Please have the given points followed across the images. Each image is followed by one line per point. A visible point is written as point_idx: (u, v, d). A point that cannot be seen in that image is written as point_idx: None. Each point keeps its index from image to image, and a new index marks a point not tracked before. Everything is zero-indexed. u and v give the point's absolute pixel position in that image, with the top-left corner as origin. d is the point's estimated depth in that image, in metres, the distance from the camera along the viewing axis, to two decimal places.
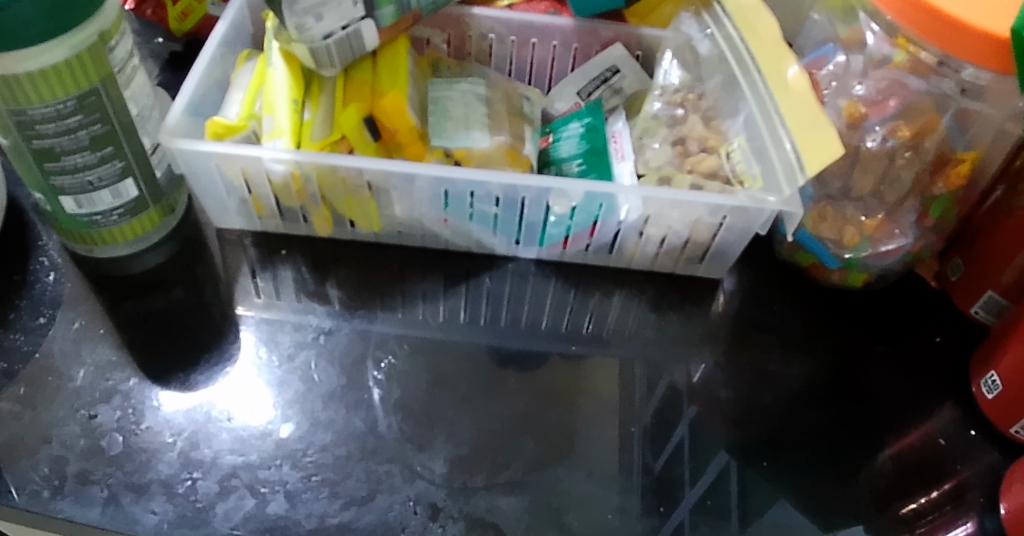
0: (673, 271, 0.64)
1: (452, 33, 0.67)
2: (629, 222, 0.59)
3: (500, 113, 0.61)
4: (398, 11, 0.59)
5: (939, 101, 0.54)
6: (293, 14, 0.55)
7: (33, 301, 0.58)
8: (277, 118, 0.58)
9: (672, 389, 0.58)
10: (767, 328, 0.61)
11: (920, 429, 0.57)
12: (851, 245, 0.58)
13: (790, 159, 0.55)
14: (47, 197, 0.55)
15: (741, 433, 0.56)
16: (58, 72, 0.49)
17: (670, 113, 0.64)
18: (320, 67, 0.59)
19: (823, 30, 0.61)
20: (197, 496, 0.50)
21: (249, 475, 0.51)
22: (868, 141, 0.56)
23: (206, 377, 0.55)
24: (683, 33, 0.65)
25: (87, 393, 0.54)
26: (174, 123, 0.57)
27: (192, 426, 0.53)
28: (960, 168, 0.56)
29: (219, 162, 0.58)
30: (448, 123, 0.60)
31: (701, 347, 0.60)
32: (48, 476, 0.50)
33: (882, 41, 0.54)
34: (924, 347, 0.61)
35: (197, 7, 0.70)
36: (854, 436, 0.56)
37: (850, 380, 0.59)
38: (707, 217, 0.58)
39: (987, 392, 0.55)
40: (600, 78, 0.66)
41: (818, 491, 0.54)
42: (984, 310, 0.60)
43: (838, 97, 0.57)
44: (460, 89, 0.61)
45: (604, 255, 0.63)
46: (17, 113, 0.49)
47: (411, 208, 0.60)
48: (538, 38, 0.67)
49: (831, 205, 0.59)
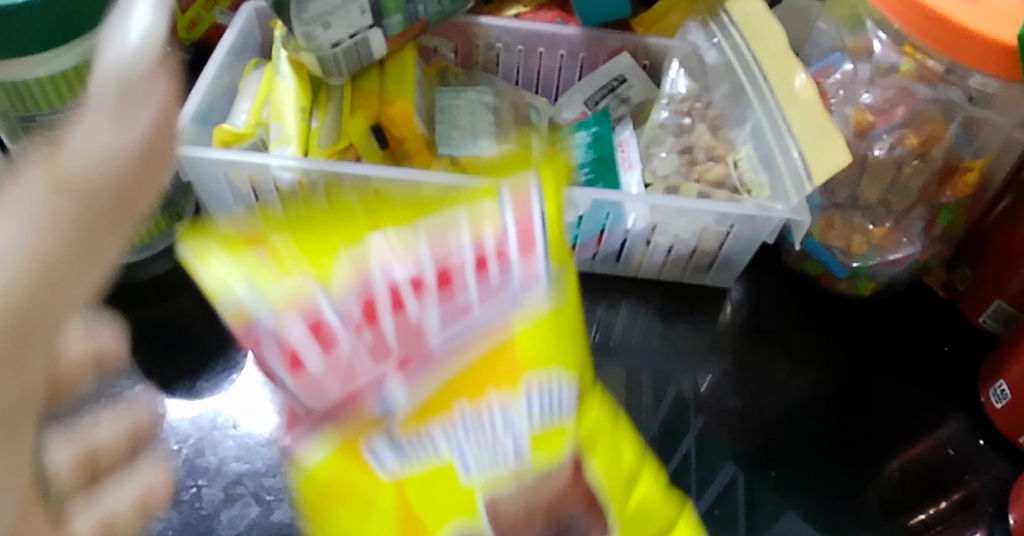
0: (681, 280, 0.63)
1: (459, 42, 0.67)
2: (637, 230, 0.59)
3: (507, 122, 0.62)
4: (406, 20, 0.59)
5: (946, 108, 0.54)
6: (303, 22, 0.55)
7: None
8: (284, 126, 0.58)
9: (680, 400, 0.58)
10: (775, 338, 0.61)
11: (929, 440, 0.56)
12: (860, 253, 0.58)
13: (797, 167, 0.55)
14: None
15: (749, 443, 0.56)
16: (65, 78, 0.49)
17: (678, 122, 0.64)
18: (328, 76, 0.59)
19: (830, 39, 0.61)
20: (202, 503, 0.51)
21: (255, 482, 0.52)
22: (875, 149, 0.56)
23: (211, 384, 0.56)
24: (690, 43, 0.65)
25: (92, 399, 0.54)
26: (181, 131, 0.57)
27: (197, 433, 0.54)
28: (968, 176, 0.56)
29: (227, 169, 0.58)
30: (456, 131, 0.60)
31: (708, 358, 0.60)
32: None
33: (889, 49, 0.55)
34: (932, 356, 0.60)
35: (207, 15, 0.70)
36: (863, 446, 0.56)
37: (859, 391, 0.59)
38: (715, 225, 0.58)
39: (996, 401, 0.55)
40: (608, 86, 0.66)
41: (826, 502, 0.54)
42: (991, 320, 0.59)
43: (845, 106, 0.57)
44: (468, 98, 0.62)
45: (612, 263, 0.63)
46: (27, 119, 0.51)
47: None
48: (546, 46, 0.67)
49: (839, 213, 0.58)
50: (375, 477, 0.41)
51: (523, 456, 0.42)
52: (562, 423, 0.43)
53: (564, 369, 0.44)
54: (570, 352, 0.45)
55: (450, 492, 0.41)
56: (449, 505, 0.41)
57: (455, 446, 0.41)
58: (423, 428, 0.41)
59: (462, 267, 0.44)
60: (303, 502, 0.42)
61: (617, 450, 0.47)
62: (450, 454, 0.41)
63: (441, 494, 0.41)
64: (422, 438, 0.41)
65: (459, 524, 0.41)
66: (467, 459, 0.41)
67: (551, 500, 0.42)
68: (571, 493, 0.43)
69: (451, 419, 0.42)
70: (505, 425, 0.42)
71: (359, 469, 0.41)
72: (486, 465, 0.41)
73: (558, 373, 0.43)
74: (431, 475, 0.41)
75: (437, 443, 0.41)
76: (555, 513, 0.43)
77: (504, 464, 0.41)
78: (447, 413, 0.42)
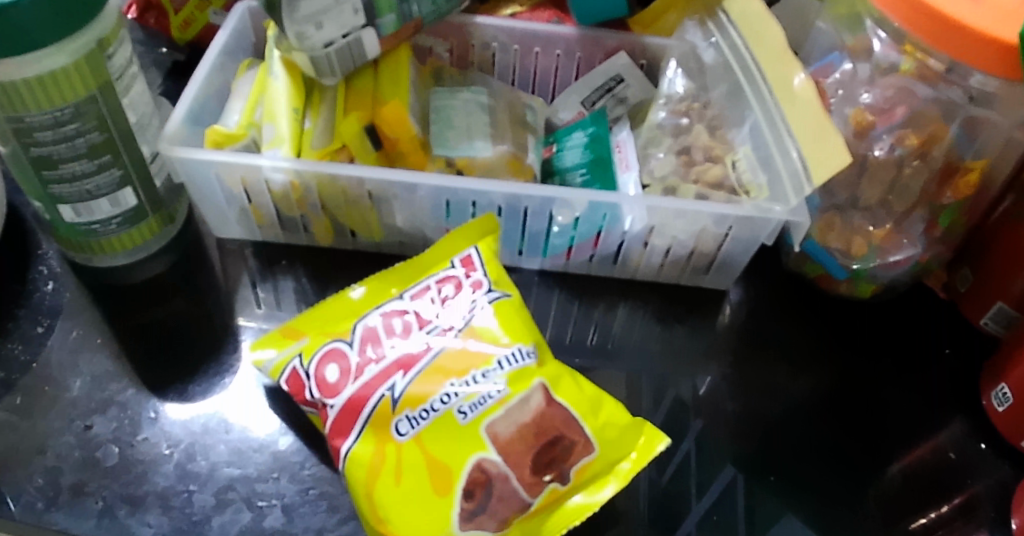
0: (678, 282, 0.63)
1: (454, 42, 0.67)
2: (634, 232, 0.59)
3: (503, 123, 0.61)
4: (400, 20, 0.58)
5: (947, 109, 0.54)
6: (294, 22, 0.54)
7: (31, 310, 0.57)
8: (277, 127, 0.57)
9: (678, 405, 0.57)
10: (774, 341, 0.61)
11: (929, 443, 0.56)
12: (860, 255, 0.57)
13: (796, 167, 0.55)
14: (45, 206, 0.54)
15: (748, 447, 0.55)
16: (55, 78, 0.48)
17: (676, 122, 0.63)
18: (321, 76, 0.59)
19: (829, 39, 0.60)
20: (194, 508, 0.49)
21: (246, 488, 0.50)
22: (875, 149, 0.55)
23: (203, 389, 0.55)
24: (687, 41, 0.65)
25: (83, 403, 0.53)
26: (173, 132, 0.57)
27: (189, 438, 0.52)
28: (970, 177, 0.55)
29: (219, 170, 0.57)
30: (451, 132, 0.59)
31: (707, 361, 0.59)
32: (42, 488, 0.50)
33: (890, 47, 0.54)
34: (932, 359, 0.60)
35: (200, 16, 0.69)
36: (862, 449, 0.55)
37: (859, 394, 0.58)
38: (713, 227, 0.58)
39: (998, 404, 0.54)
40: (605, 87, 0.65)
41: (825, 506, 0.53)
42: (993, 322, 0.59)
43: (844, 105, 0.57)
44: (463, 98, 0.61)
45: (609, 265, 0.62)
46: (15, 121, 0.49)
47: (413, 217, 0.59)
48: (541, 46, 0.66)
49: (838, 215, 0.58)
50: (397, 443, 0.49)
51: (503, 423, 0.49)
52: (524, 367, 0.51)
53: (531, 363, 0.52)
54: (527, 333, 0.53)
55: (479, 447, 0.49)
56: (463, 443, 0.49)
57: (452, 403, 0.49)
58: (424, 398, 0.50)
59: (434, 288, 0.54)
60: (353, 491, 0.48)
61: (578, 382, 0.52)
62: (448, 407, 0.49)
63: (471, 446, 0.48)
64: (425, 406, 0.49)
65: (473, 455, 0.48)
66: (465, 424, 0.49)
67: (542, 446, 0.49)
68: (555, 450, 0.50)
69: (442, 389, 0.50)
70: (482, 378, 0.50)
71: (383, 442, 0.49)
72: (479, 409, 0.49)
73: (529, 371, 0.51)
74: (437, 427, 0.49)
75: (436, 403, 0.49)
76: (540, 429, 0.50)
77: (491, 401, 0.50)
78: (436, 387, 0.50)
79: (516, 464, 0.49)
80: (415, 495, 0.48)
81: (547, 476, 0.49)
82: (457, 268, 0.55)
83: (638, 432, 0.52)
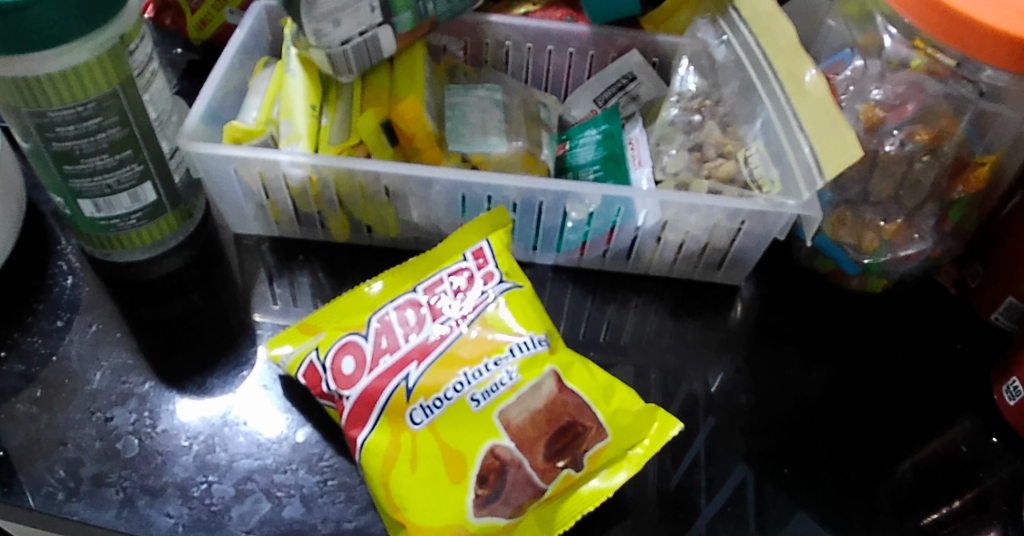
0: (691, 277, 0.63)
1: (468, 40, 0.67)
2: (647, 227, 0.59)
3: (517, 118, 0.62)
4: (415, 18, 0.59)
5: (959, 104, 0.54)
6: (313, 19, 0.55)
7: (51, 304, 0.58)
8: (294, 123, 0.58)
9: (692, 399, 0.57)
10: (785, 336, 0.61)
11: (942, 437, 0.56)
12: (871, 250, 0.58)
13: (808, 162, 0.55)
14: (67, 201, 0.55)
15: (759, 443, 0.55)
16: (78, 73, 0.49)
17: (688, 119, 0.64)
18: (338, 74, 0.59)
19: (840, 36, 0.61)
20: (213, 499, 0.50)
21: (265, 479, 0.51)
22: (886, 145, 0.56)
23: (221, 381, 0.55)
24: (699, 40, 0.65)
25: (103, 395, 0.54)
26: (191, 128, 0.57)
27: (209, 429, 0.53)
28: (980, 172, 0.56)
29: (238, 166, 0.58)
30: (466, 128, 0.60)
31: (720, 355, 0.60)
32: (63, 479, 0.50)
33: (900, 44, 0.54)
34: (943, 355, 0.60)
35: (217, 15, 0.70)
36: (873, 443, 0.56)
37: (870, 388, 0.58)
38: (725, 221, 0.58)
39: (1009, 398, 0.54)
40: (617, 85, 0.66)
41: (835, 498, 0.53)
42: (1004, 317, 0.59)
43: (855, 101, 0.57)
44: (478, 95, 0.62)
45: (621, 260, 0.63)
46: (38, 116, 0.50)
47: (428, 212, 0.60)
48: (554, 45, 0.67)
49: (850, 210, 0.58)
50: (412, 431, 0.49)
51: (517, 409, 0.50)
52: (536, 354, 0.51)
53: (542, 350, 0.52)
54: (539, 321, 0.54)
55: (492, 434, 0.49)
56: (478, 430, 0.49)
57: (464, 390, 0.50)
58: (437, 388, 0.50)
59: (446, 280, 0.54)
60: (369, 479, 0.49)
61: (591, 369, 0.53)
62: (461, 395, 0.50)
63: (484, 433, 0.49)
64: (438, 395, 0.50)
65: (487, 441, 0.49)
66: (478, 411, 0.50)
67: (556, 433, 0.50)
68: (569, 435, 0.50)
69: (456, 378, 0.50)
70: (494, 366, 0.51)
71: (398, 432, 0.49)
72: (491, 397, 0.50)
73: (542, 359, 0.52)
74: (451, 415, 0.49)
75: (449, 392, 0.50)
76: (553, 415, 0.50)
77: (503, 389, 0.50)
78: (449, 377, 0.50)
79: (529, 450, 0.49)
80: (430, 482, 0.48)
81: (561, 462, 0.49)
82: (468, 261, 0.55)
83: (653, 416, 0.52)
